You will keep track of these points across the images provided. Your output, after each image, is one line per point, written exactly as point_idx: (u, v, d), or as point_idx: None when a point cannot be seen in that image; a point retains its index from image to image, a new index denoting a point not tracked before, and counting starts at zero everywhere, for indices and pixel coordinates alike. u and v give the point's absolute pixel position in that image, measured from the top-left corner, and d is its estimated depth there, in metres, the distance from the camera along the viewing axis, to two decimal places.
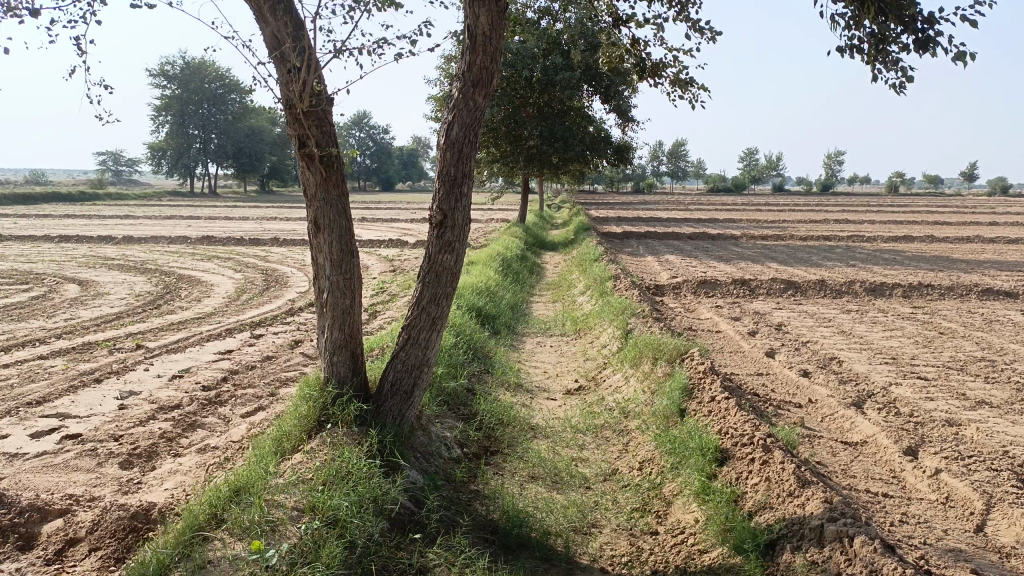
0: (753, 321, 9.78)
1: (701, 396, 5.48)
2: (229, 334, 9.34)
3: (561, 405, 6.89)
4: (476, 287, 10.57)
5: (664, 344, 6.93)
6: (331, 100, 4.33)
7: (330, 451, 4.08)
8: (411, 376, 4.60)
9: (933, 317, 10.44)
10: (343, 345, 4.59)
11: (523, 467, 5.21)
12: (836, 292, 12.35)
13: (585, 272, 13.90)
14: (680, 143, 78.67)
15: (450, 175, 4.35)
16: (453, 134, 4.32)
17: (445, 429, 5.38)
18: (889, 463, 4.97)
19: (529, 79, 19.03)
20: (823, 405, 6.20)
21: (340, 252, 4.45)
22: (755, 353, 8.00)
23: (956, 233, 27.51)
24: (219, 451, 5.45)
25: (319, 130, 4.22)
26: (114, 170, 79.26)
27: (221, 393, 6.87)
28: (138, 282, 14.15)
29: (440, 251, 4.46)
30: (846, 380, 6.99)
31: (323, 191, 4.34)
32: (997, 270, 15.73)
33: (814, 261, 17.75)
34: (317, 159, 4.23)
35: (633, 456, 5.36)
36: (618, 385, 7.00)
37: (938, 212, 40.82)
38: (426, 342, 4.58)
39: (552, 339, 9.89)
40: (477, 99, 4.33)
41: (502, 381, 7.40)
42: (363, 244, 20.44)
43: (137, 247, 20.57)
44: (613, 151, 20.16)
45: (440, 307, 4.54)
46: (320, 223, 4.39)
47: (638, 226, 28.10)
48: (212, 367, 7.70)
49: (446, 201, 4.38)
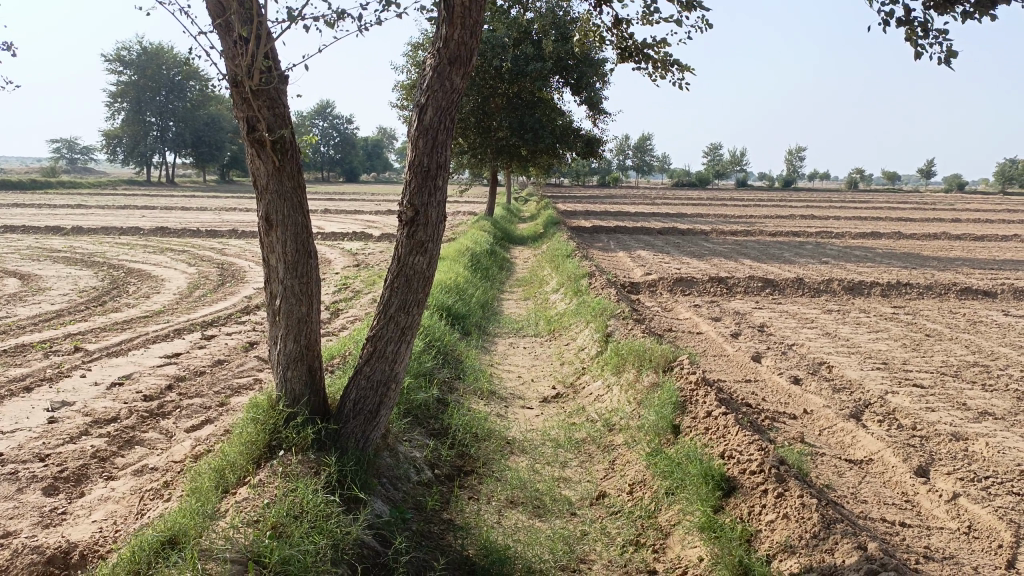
0: (734, 322, 9.38)
1: (695, 412, 5.01)
2: (178, 335, 8.67)
3: (537, 415, 6.37)
4: (445, 285, 10.01)
5: (649, 350, 6.45)
6: (284, 77, 3.79)
7: (282, 485, 3.53)
8: (377, 394, 4.05)
9: (916, 317, 10.16)
10: (299, 358, 4.02)
11: (501, 491, 4.69)
12: (814, 291, 12.05)
13: (557, 268, 13.42)
14: (646, 136, 78.76)
15: (422, 165, 3.80)
16: (426, 119, 3.77)
17: (414, 448, 4.84)
18: (901, 485, 4.55)
19: (498, 69, 18.47)
20: (821, 417, 5.77)
21: (295, 253, 3.88)
22: (741, 357, 7.59)
23: (923, 229, 27.60)
24: (157, 474, 4.85)
25: (270, 112, 3.69)
26: (69, 157, 77.25)
27: (164, 404, 6.24)
28: (83, 276, 13.31)
29: (410, 253, 3.90)
30: (839, 388, 6.59)
31: (276, 181, 3.77)
32: (970, 268, 15.62)
33: (788, 258, 17.50)
34: (269, 146, 3.67)
35: (622, 476, 4.86)
36: (599, 394, 6.53)
37: (899, 208, 41.26)
38: (395, 356, 4.02)
39: (525, 339, 9.39)
40: (454, 79, 3.79)
41: (474, 388, 6.86)
42: (326, 237, 19.75)
43: (86, 239, 19.60)
44: (583, 144, 19.66)
45: (411, 316, 3.99)
46: (272, 220, 3.82)
47: (606, 220, 27.80)
48: (156, 373, 7.05)
49: (418, 195, 3.83)
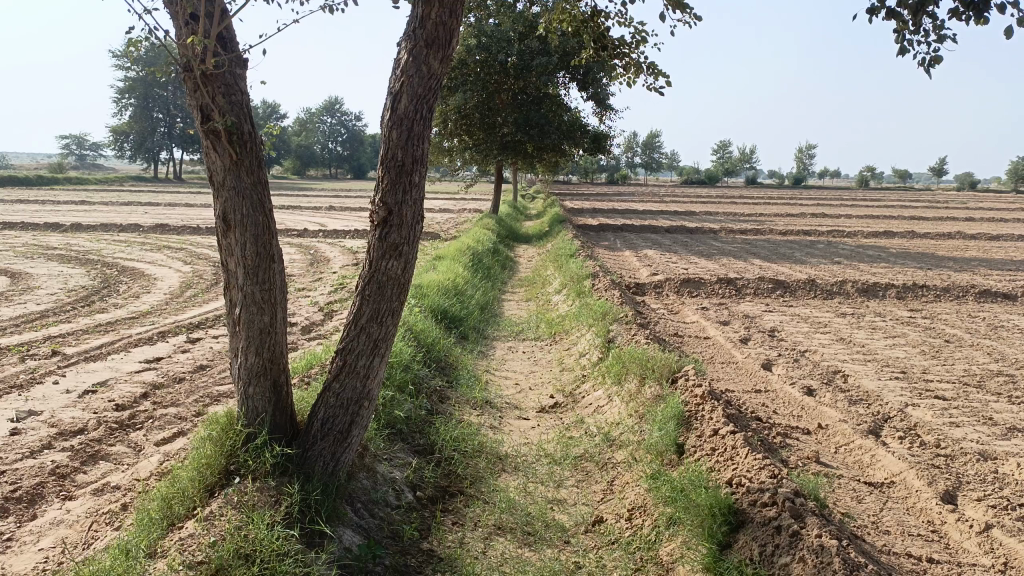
0: (743, 326, 8.97)
1: (701, 430, 4.61)
2: (162, 338, 8.32)
3: (534, 427, 5.97)
4: (442, 286, 9.63)
5: (652, 359, 6.04)
6: (242, 62, 3.45)
7: (237, 518, 3.16)
8: (347, 413, 3.66)
9: (934, 321, 9.71)
10: (262, 372, 3.64)
11: (488, 515, 4.30)
12: (827, 292, 11.61)
13: (561, 268, 13.01)
14: (654, 133, 78.24)
15: (396, 160, 3.42)
16: (400, 108, 3.38)
17: (394, 468, 4.45)
18: (927, 513, 4.13)
19: (503, 64, 18.08)
20: (836, 433, 5.36)
21: (256, 256, 3.50)
22: (751, 365, 7.18)
23: (937, 228, 27.02)
24: (117, 495, 4.48)
25: (226, 99, 3.34)
26: (79, 153, 77.60)
27: (136, 415, 5.88)
28: (75, 275, 12.99)
29: (383, 257, 3.51)
30: (856, 400, 6.16)
31: (234, 177, 3.41)
32: (986, 269, 15.14)
33: (799, 257, 17.04)
34: (225, 137, 3.32)
35: (620, 499, 4.46)
36: (599, 404, 6.12)
37: (910, 207, 40.69)
38: (367, 371, 3.64)
39: (524, 343, 9.00)
40: (431, 64, 3.40)
41: (467, 398, 6.48)
42: (327, 234, 19.40)
43: (84, 236, 19.31)
44: (589, 140, 19.23)
45: (385, 326, 3.60)
46: (230, 219, 3.45)
47: (614, 218, 27.36)
48: (133, 380, 6.70)
49: (391, 193, 3.45)
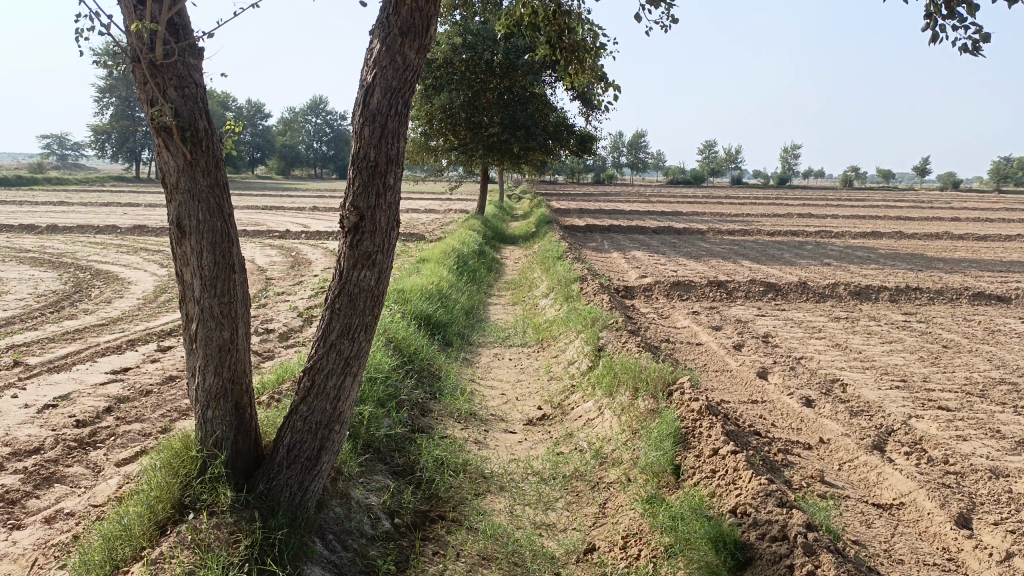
0: (736, 331, 8.70)
1: (699, 449, 4.32)
2: (131, 347, 7.95)
3: (521, 442, 5.65)
4: (426, 290, 9.31)
5: (645, 370, 5.74)
6: (198, 51, 3.14)
7: (189, 565, 2.87)
8: (316, 439, 3.33)
9: (930, 326, 9.47)
10: (221, 395, 3.30)
11: (472, 543, 3.98)
12: (819, 295, 11.38)
13: (548, 270, 12.72)
14: (640, 134, 78.19)
15: (369, 160, 3.11)
16: (373, 103, 3.07)
17: (370, 492, 4.11)
18: (941, 538, 3.87)
19: (489, 63, 17.86)
20: (839, 448, 5.09)
21: (213, 266, 3.17)
22: (746, 373, 6.90)
23: (924, 229, 26.95)
24: (69, 524, 4.13)
25: (178, 92, 3.04)
26: (59, 153, 76.67)
27: (97, 432, 5.52)
28: (46, 279, 12.55)
29: (354, 267, 3.20)
30: (857, 411, 5.89)
31: (188, 178, 3.09)
32: (977, 271, 14.98)
33: (788, 259, 16.85)
34: (177, 133, 3.00)
35: (614, 524, 4.15)
36: (590, 417, 5.82)
37: (895, 207, 40.74)
38: (337, 393, 3.32)
39: (510, 350, 8.68)
40: (407, 55, 3.08)
41: (450, 411, 6.15)
42: (310, 236, 18.99)
43: (59, 238, 18.80)
44: (576, 141, 18.95)
45: (356, 343, 3.27)
46: (185, 225, 3.12)
47: (600, 219, 27.11)
48: (97, 394, 6.33)
49: (362, 196, 3.13)
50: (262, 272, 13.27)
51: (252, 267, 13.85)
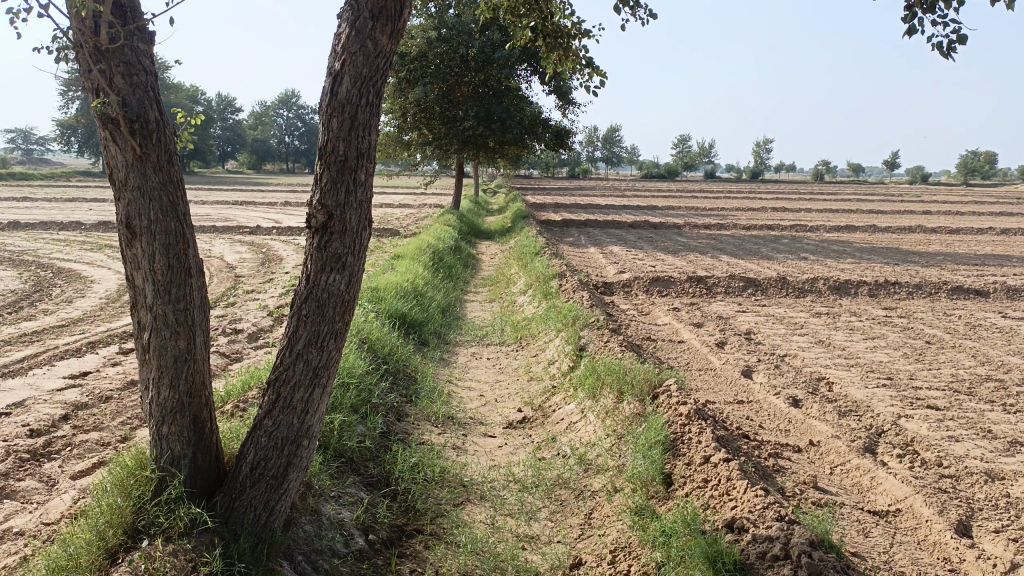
0: (718, 328, 8.54)
1: (689, 457, 4.14)
2: (92, 350, 7.59)
3: (501, 447, 5.42)
4: (401, 288, 9.03)
5: (629, 372, 5.53)
6: (149, 34, 2.86)
7: None
8: (282, 457, 3.07)
9: (911, 321, 9.39)
10: (178, 410, 3.05)
11: (453, 559, 3.75)
12: (799, 290, 11.28)
13: (525, 267, 12.48)
14: (615, 128, 78.26)
15: (338, 154, 2.86)
16: (341, 92, 2.81)
17: (344, 507, 3.86)
18: (942, 548, 3.72)
19: (463, 56, 17.56)
20: (830, 451, 4.93)
21: (167, 270, 2.91)
22: (730, 372, 6.73)
23: (897, 222, 27.10)
24: (17, 544, 3.83)
25: (126, 80, 2.76)
26: (23, 147, 74.99)
27: (52, 442, 5.19)
28: (5, 278, 12.07)
29: (322, 270, 2.94)
30: (846, 412, 5.73)
31: (138, 174, 2.82)
32: (953, 265, 14.99)
33: (765, 253, 16.79)
34: (124, 125, 2.74)
35: (600, 536, 3.94)
36: (573, 420, 5.61)
37: (867, 200, 41.08)
38: (305, 406, 3.06)
39: (488, 349, 8.45)
40: (378, 39, 2.82)
41: (426, 414, 5.91)
42: (281, 232, 18.59)
43: (20, 235, 18.21)
44: (552, 135, 18.72)
45: (325, 352, 3.02)
46: (135, 225, 2.86)
47: (577, 213, 26.96)
48: (53, 400, 5.99)
49: (331, 193, 2.88)
50: (232, 270, 12.89)
51: (220, 264, 13.46)
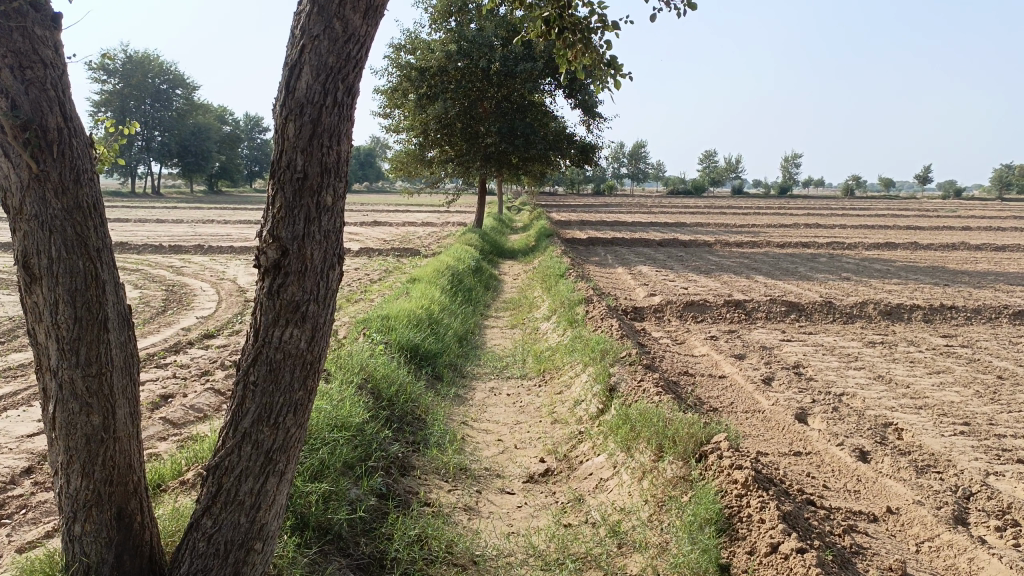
0: (763, 361, 7.70)
1: (750, 545, 3.39)
2: None
3: (521, 508, 4.63)
4: (414, 316, 8.32)
5: (670, 424, 4.76)
6: (47, 13, 2.18)
7: None
8: (226, 564, 2.35)
9: (977, 352, 8.48)
10: (95, 501, 2.37)
11: None
12: (847, 315, 10.38)
13: (549, 290, 11.72)
14: (640, 143, 77.82)
15: (295, 170, 2.16)
16: (299, 89, 2.12)
17: None
18: None
19: (485, 71, 16.97)
20: (913, 522, 4.12)
21: (76, 325, 2.23)
22: (782, 416, 5.90)
23: (939, 239, 25.92)
24: None
25: (17, 74, 2.09)
26: None
27: (6, 503, 4.49)
28: (7, 304, 11.52)
29: (275, 325, 2.26)
30: (924, 468, 4.89)
31: (34, 198, 2.15)
32: (1008, 285, 13.97)
33: (804, 274, 15.86)
34: (12, 133, 2.07)
35: None
36: (603, 479, 4.83)
37: (901, 215, 39.84)
38: (256, 499, 2.36)
39: (508, 383, 7.68)
40: (349, 18, 2.12)
41: (435, 467, 5.13)
42: None
43: None
44: (577, 151, 18.00)
45: (280, 427, 2.32)
46: (34, 267, 2.19)
47: (604, 230, 26.19)
48: (20, 450, 5.31)
49: (286, 221, 2.19)
50: (242, 294, 12.26)
51: (231, 287, 12.87)
